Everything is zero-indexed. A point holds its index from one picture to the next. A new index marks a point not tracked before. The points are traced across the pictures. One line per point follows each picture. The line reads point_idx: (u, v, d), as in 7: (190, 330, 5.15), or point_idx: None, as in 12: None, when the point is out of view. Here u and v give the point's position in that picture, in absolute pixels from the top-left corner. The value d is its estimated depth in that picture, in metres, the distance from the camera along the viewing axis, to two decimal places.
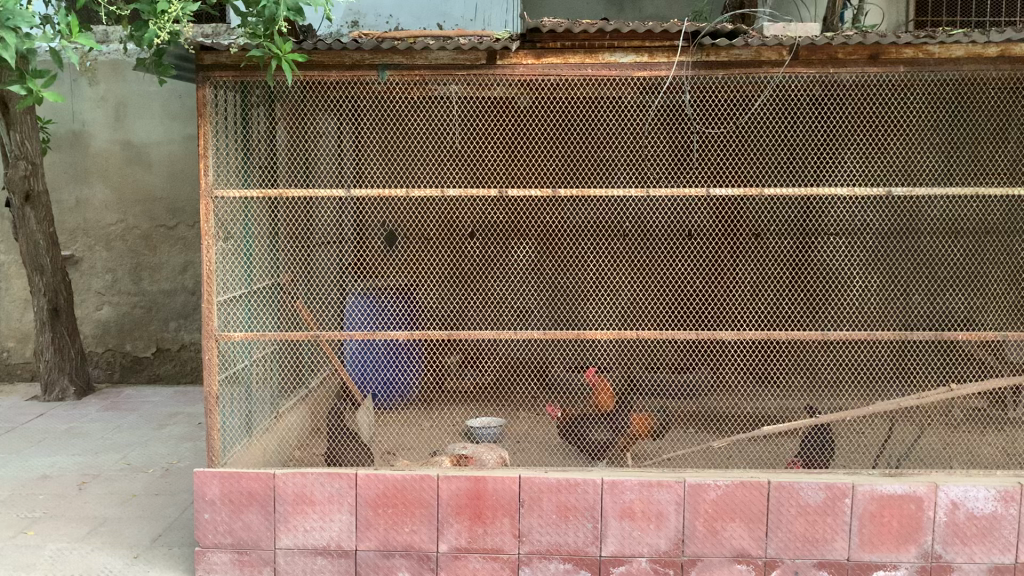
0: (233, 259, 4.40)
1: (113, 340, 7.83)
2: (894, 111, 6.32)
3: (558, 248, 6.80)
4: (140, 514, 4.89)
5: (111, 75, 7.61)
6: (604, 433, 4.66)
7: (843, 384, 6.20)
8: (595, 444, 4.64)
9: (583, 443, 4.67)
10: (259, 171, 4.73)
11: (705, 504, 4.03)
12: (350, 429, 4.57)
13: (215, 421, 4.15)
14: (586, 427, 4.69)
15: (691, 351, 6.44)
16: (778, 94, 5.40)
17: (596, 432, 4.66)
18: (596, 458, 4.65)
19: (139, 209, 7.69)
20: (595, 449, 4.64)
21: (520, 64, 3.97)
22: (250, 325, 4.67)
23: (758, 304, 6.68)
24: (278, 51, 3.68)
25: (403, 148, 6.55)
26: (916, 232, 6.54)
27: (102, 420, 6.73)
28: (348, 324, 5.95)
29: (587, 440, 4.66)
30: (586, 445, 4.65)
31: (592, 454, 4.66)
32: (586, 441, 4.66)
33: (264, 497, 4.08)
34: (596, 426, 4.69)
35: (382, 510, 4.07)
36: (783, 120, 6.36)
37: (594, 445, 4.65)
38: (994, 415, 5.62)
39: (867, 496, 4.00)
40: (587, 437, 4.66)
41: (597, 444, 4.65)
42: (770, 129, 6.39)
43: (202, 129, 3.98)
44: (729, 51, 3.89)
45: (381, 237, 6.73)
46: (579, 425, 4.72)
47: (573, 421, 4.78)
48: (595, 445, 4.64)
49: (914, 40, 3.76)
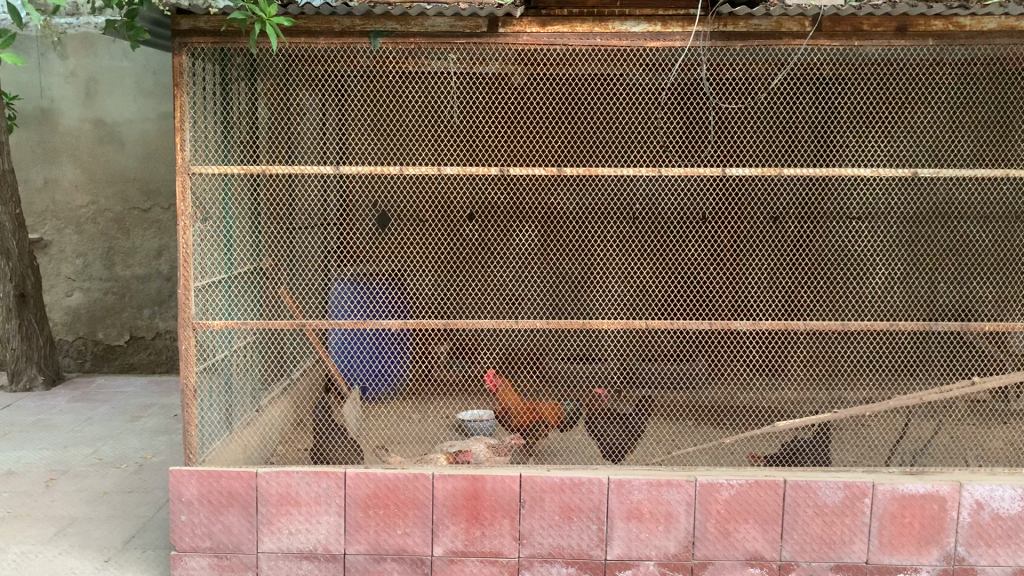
0: (212, 242, 4.09)
1: (84, 328, 7.49)
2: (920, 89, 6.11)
3: (563, 231, 6.52)
4: (112, 513, 4.59)
5: (81, 49, 7.22)
6: (620, 436, 4.47)
7: (864, 375, 6.03)
8: (614, 448, 4.42)
9: (606, 444, 4.44)
10: (240, 147, 4.42)
11: (717, 504, 3.79)
12: (338, 425, 4.31)
13: (193, 415, 3.86)
14: (605, 430, 4.50)
15: (690, 342, 6.25)
16: (804, 73, 5.31)
17: (615, 437, 4.47)
18: (612, 458, 4.39)
19: (112, 190, 7.34)
20: (613, 449, 4.41)
21: (524, 32, 3.71)
22: (230, 313, 4.38)
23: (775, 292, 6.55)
24: (262, 14, 3.34)
25: (401, 125, 6.28)
26: (945, 217, 6.33)
27: (73, 412, 6.40)
28: (337, 315, 5.72)
29: (607, 442, 4.46)
30: (606, 444, 4.43)
31: (610, 455, 4.39)
32: (605, 440, 4.45)
33: (245, 497, 3.80)
34: (613, 429, 4.49)
35: (373, 511, 3.80)
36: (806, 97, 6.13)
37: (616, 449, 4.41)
38: (998, 407, 5.47)
39: (887, 496, 3.77)
40: (606, 437, 4.46)
41: (614, 447, 4.43)
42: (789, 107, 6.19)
43: (178, 99, 3.67)
44: (748, 21, 3.63)
45: (371, 219, 6.42)
46: (601, 425, 4.53)
47: (596, 422, 4.58)
48: (615, 449, 4.41)
49: (946, 10, 3.52)
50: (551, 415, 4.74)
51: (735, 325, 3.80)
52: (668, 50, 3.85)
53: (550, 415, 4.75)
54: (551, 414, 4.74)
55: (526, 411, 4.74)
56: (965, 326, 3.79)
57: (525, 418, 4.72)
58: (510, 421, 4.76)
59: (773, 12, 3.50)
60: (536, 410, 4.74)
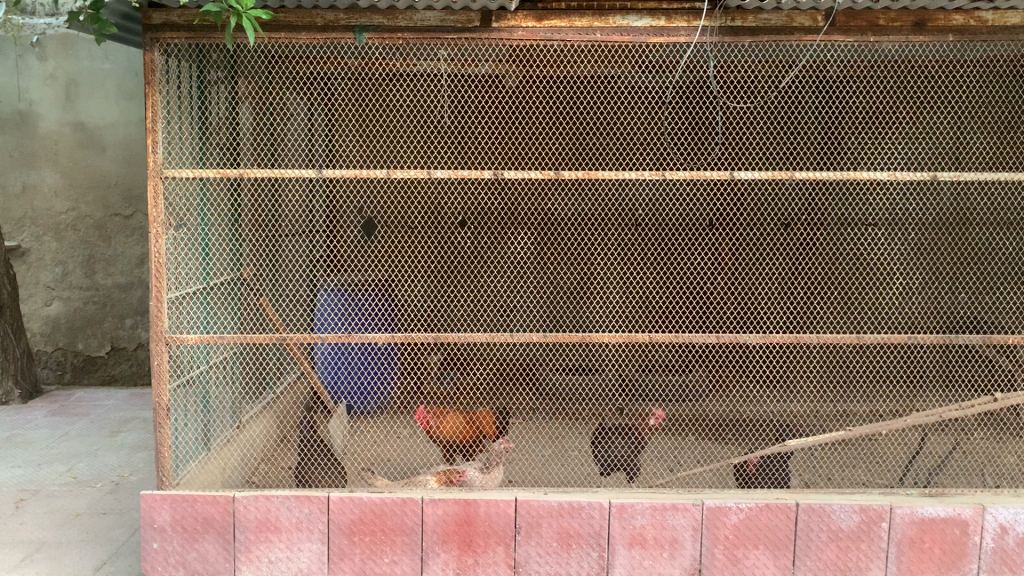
0: (186, 250, 3.85)
1: (64, 339, 7.23)
2: (932, 87, 5.94)
3: (560, 238, 6.32)
4: (84, 537, 4.33)
5: (60, 50, 6.98)
6: (627, 460, 4.30)
7: (879, 391, 5.93)
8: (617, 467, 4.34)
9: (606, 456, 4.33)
10: (218, 150, 4.18)
11: (726, 530, 3.56)
12: (323, 444, 4.09)
13: (165, 436, 3.60)
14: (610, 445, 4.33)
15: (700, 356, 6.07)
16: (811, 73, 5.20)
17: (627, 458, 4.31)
18: (603, 471, 4.36)
19: (93, 196, 7.09)
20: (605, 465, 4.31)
21: (519, 27, 3.47)
22: (207, 325, 4.15)
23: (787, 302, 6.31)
24: (240, 7, 3.07)
25: (386, 127, 6.03)
26: (965, 223, 6.10)
27: (49, 427, 6.14)
28: (319, 327, 5.27)
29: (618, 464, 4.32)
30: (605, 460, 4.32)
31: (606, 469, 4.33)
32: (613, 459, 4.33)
33: (222, 523, 3.56)
34: (624, 446, 4.32)
35: (358, 538, 3.56)
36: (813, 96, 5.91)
37: (616, 467, 4.33)
38: (1010, 419, 5.29)
39: (905, 520, 3.54)
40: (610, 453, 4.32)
41: (624, 468, 4.32)
42: (797, 107, 6.03)
43: (150, 98, 3.42)
44: (756, 15, 3.43)
45: (358, 226, 6.16)
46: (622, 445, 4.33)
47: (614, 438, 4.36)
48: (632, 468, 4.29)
49: (966, 4, 3.33)
50: (490, 417, 4.57)
51: (744, 338, 3.60)
52: (672, 45, 3.64)
53: (487, 417, 4.56)
54: (486, 414, 4.56)
55: (463, 425, 4.46)
56: (986, 339, 3.58)
57: (469, 434, 4.44)
58: (469, 446, 4.43)
59: (784, 4, 3.30)
60: (470, 417, 4.53)
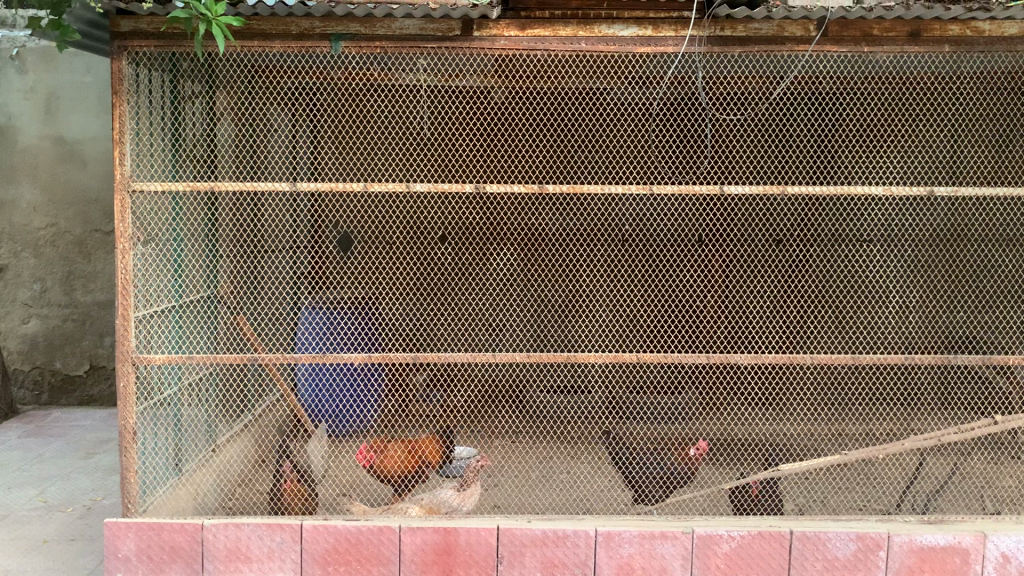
0: (155, 266, 3.70)
1: (41, 357, 7.05)
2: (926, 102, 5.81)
3: (545, 254, 6.20)
4: (50, 566, 4.15)
5: (42, 64, 6.87)
6: (649, 479, 4.12)
7: (874, 414, 5.82)
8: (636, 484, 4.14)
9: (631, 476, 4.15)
10: (191, 163, 4.05)
11: (717, 559, 3.41)
12: (300, 468, 3.95)
13: (132, 461, 3.44)
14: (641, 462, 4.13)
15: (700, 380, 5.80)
16: (804, 86, 5.14)
17: (649, 485, 4.12)
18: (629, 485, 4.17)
19: (73, 212, 6.94)
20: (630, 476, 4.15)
21: (502, 36, 3.37)
22: (179, 345, 4.01)
23: (780, 320, 6.15)
24: (209, 13, 2.92)
25: (363, 138, 5.92)
26: (957, 237, 6.00)
27: (22, 448, 5.96)
28: (302, 347, 5.16)
29: (635, 484, 4.15)
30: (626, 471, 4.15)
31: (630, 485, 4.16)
32: (637, 482, 4.13)
33: (190, 552, 3.39)
34: (655, 470, 4.12)
35: (332, 569, 3.40)
36: (804, 108, 5.79)
37: (638, 483, 4.14)
38: (1008, 440, 5.17)
39: (904, 548, 3.39)
40: (641, 472, 4.12)
41: (639, 487, 4.14)
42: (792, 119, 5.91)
43: (117, 109, 3.29)
44: (747, 25, 3.32)
45: (335, 241, 6.00)
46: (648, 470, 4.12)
47: (652, 460, 4.14)
48: (645, 494, 4.13)
49: (963, 14, 3.22)
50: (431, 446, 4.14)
51: (735, 357, 3.46)
52: (660, 55, 3.53)
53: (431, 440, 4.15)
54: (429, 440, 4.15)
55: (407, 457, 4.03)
56: (986, 359, 3.44)
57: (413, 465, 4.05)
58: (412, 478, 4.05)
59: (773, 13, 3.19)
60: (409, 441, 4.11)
